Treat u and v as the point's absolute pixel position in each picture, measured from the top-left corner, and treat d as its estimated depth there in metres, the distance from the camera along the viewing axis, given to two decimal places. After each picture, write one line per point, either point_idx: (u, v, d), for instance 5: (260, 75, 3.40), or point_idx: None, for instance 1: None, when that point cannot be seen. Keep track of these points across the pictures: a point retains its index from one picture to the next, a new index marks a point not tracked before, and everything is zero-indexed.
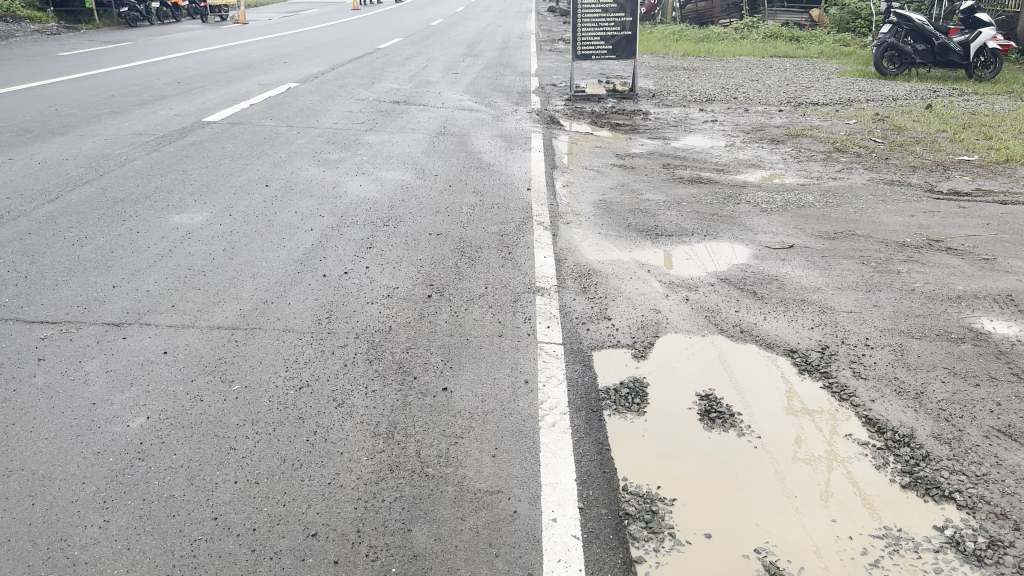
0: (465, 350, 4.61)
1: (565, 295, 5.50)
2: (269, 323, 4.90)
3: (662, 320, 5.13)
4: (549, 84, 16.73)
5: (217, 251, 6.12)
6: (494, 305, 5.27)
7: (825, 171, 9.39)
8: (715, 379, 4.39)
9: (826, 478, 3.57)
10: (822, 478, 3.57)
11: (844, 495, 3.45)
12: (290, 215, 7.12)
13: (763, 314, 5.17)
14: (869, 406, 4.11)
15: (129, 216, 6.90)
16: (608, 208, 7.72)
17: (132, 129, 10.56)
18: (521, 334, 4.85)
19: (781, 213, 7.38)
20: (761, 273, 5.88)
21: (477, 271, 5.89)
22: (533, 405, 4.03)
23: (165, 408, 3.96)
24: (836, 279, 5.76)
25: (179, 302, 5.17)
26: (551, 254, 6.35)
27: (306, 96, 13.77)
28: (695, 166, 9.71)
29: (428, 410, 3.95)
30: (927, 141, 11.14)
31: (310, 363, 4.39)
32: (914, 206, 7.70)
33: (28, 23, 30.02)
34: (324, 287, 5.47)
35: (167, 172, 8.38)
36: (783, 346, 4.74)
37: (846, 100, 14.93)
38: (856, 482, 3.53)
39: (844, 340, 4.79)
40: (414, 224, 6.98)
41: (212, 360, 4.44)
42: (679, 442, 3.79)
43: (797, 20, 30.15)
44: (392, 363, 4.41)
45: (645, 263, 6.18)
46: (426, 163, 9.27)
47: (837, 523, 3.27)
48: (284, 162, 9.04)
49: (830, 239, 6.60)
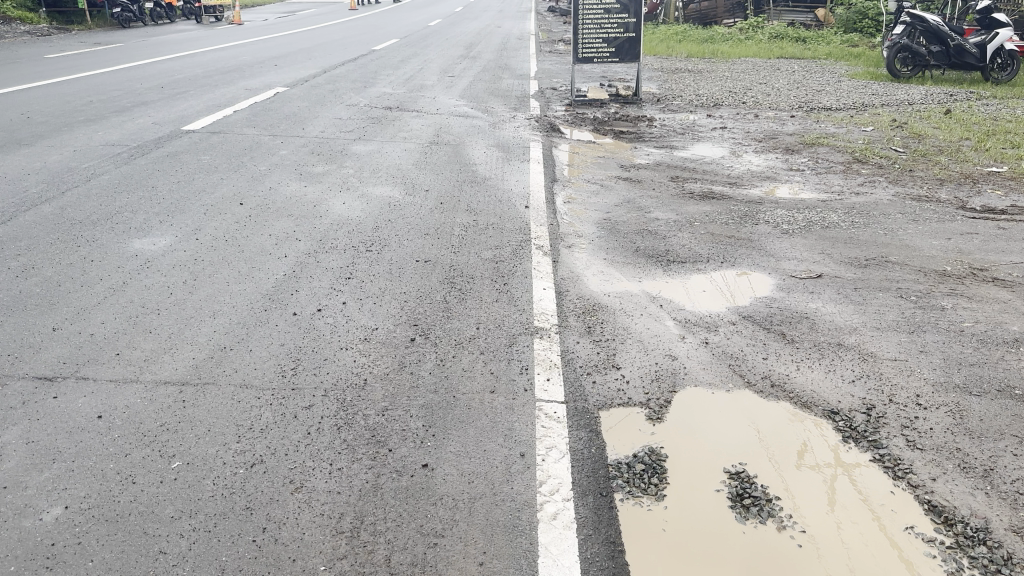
0: (451, 410, 3.95)
1: (568, 337, 4.83)
2: (224, 377, 4.24)
3: (679, 369, 4.46)
4: (549, 88, 16.08)
5: (177, 284, 5.45)
6: (486, 350, 4.61)
7: (846, 185, 8.74)
8: (742, 437, 3.82)
9: (830, 481, 3.52)
10: (829, 485, 3.49)
11: (849, 500, 3.40)
12: (264, 238, 6.47)
13: (795, 363, 4.50)
14: (930, 488, 3.45)
15: (85, 241, 6.25)
16: (615, 228, 7.07)
17: (104, 139, 9.90)
18: (517, 387, 4.18)
19: (804, 235, 6.72)
20: (787, 309, 5.22)
21: (468, 307, 5.23)
22: (530, 488, 3.36)
23: (88, 495, 3.30)
24: (873, 318, 5.11)
25: (125, 350, 4.51)
26: (552, 284, 5.69)
27: (294, 102, 13.11)
28: (706, 179, 9.05)
29: (404, 496, 3.29)
30: (951, 150, 10.48)
31: (267, 431, 3.73)
32: (949, 227, 7.04)
33: (18, 23, 29.36)
34: (293, 328, 4.80)
35: (135, 188, 7.73)
36: (822, 406, 4.08)
37: (860, 105, 14.28)
38: (862, 488, 3.48)
39: (892, 399, 4.13)
40: (401, 249, 6.32)
41: (153, 428, 3.78)
42: (702, 520, 3.24)
43: (803, 20, 29.51)
44: (365, 430, 3.75)
45: (657, 296, 5.51)
46: (417, 176, 8.61)
47: (847, 534, 3.19)
48: (264, 176, 8.38)
49: (861, 268, 5.95)
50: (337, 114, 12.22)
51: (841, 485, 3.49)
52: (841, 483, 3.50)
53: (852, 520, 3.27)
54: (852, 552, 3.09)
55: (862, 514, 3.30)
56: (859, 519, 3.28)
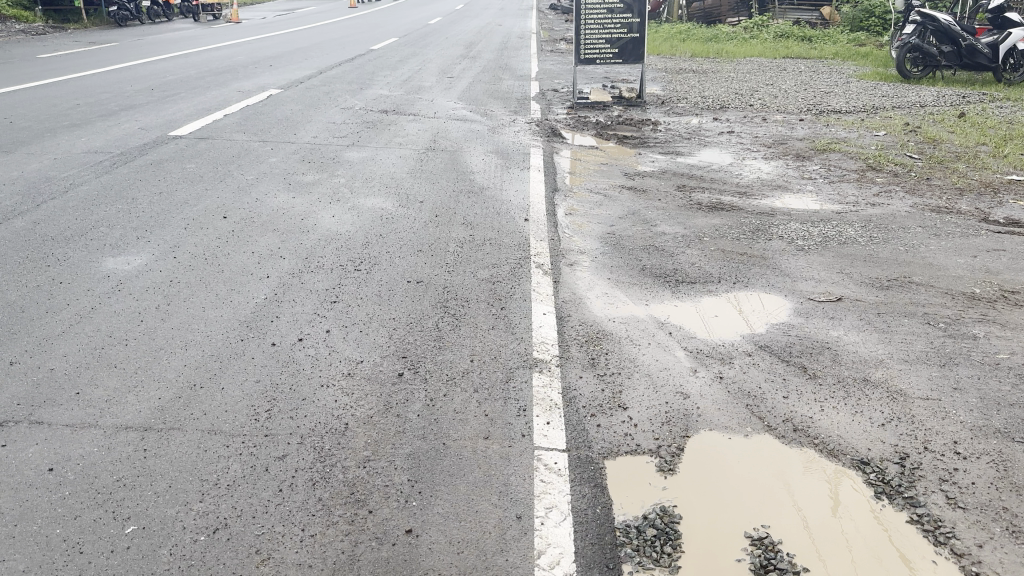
0: (440, 460, 3.56)
1: (570, 369, 4.45)
2: (191, 422, 3.86)
3: (692, 410, 4.08)
4: (550, 89, 15.68)
5: (149, 309, 5.08)
6: (480, 386, 4.23)
7: (861, 196, 8.36)
8: (755, 484, 3.51)
9: (833, 484, 3.53)
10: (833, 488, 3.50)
11: (852, 502, 3.41)
12: (246, 256, 6.09)
13: (818, 403, 4.12)
14: (977, 557, 3.07)
15: (55, 260, 5.86)
16: (619, 243, 6.69)
17: (87, 147, 9.52)
18: (513, 432, 3.81)
19: (820, 252, 6.34)
20: (806, 339, 4.84)
21: (462, 336, 4.84)
22: (528, 560, 2.98)
23: (29, 568, 2.92)
24: (900, 349, 4.73)
25: (85, 389, 4.13)
26: (553, 308, 5.31)
27: (287, 105, 12.72)
28: (714, 188, 8.67)
29: (384, 570, 2.91)
30: (969, 157, 10.09)
31: (235, 488, 3.35)
32: (973, 243, 6.66)
33: (13, 22, 28.97)
34: (270, 362, 4.42)
35: (114, 201, 7.34)
36: (851, 455, 3.70)
37: (870, 108, 13.88)
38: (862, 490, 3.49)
39: (927, 447, 3.76)
40: (392, 267, 5.94)
41: (107, 483, 3.39)
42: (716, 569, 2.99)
43: (807, 18, 29.11)
44: (344, 486, 3.36)
45: (665, 323, 5.12)
46: (411, 186, 8.23)
47: (850, 536, 3.20)
48: (250, 186, 7.99)
49: (884, 290, 5.57)
50: (331, 118, 11.83)
51: (843, 488, 3.49)
52: (843, 486, 3.51)
53: (853, 521, 3.29)
54: (854, 554, 3.10)
55: (863, 516, 3.32)
56: (860, 520, 3.30)
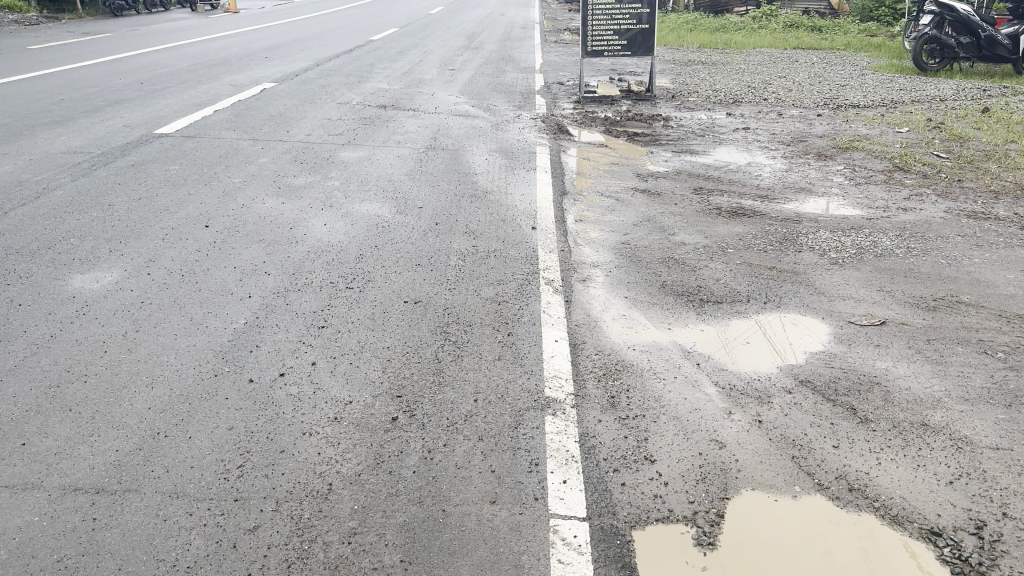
0: (439, 533, 3.04)
1: (588, 411, 3.92)
2: (151, 482, 3.35)
3: (729, 463, 3.55)
4: (555, 82, 15.09)
5: (115, 338, 4.55)
6: (485, 432, 3.69)
7: (891, 200, 7.79)
8: (787, 533, 3.12)
9: (861, 516, 3.22)
10: (863, 522, 3.19)
11: (885, 538, 3.10)
12: (228, 271, 5.56)
13: (873, 455, 3.59)
14: None
15: (16, 278, 5.33)
16: (635, 255, 6.14)
17: (65, 146, 8.97)
18: (525, 494, 3.29)
19: (855, 265, 5.79)
20: (851, 374, 4.31)
21: (465, 368, 4.31)
22: None
23: None
24: (958, 384, 4.19)
25: (33, 438, 3.62)
26: (565, 334, 4.77)
27: (281, 100, 12.15)
28: (733, 191, 8.11)
29: None
30: (1000, 155, 9.52)
31: (196, 572, 2.85)
32: (1020, 255, 6.11)
33: (5, 12, 28.36)
34: (247, 404, 3.91)
35: (88, 207, 6.81)
36: (919, 523, 3.17)
37: (890, 102, 13.28)
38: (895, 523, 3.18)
39: (1005, 511, 3.23)
40: (389, 284, 5.41)
41: (47, 566, 2.89)
42: None
43: (816, 7, 28.44)
44: (324, 569, 2.85)
45: (691, 352, 4.58)
46: (409, 189, 7.69)
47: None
48: (236, 190, 7.45)
49: (931, 313, 5.03)
50: (326, 114, 11.27)
51: (874, 522, 3.18)
52: (873, 520, 3.20)
53: (889, 562, 2.98)
54: None
55: (900, 555, 3.02)
56: (897, 560, 2.99)
